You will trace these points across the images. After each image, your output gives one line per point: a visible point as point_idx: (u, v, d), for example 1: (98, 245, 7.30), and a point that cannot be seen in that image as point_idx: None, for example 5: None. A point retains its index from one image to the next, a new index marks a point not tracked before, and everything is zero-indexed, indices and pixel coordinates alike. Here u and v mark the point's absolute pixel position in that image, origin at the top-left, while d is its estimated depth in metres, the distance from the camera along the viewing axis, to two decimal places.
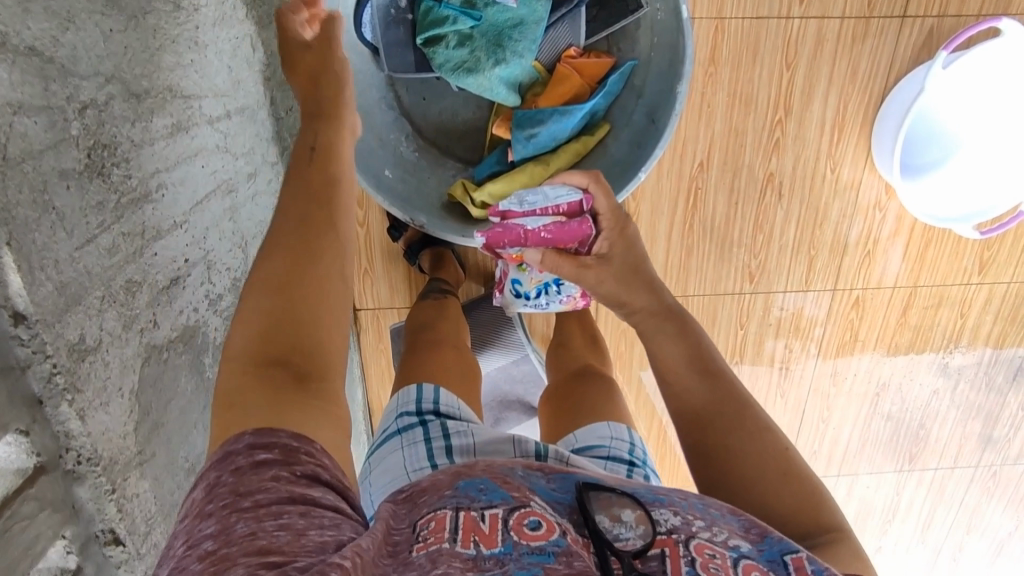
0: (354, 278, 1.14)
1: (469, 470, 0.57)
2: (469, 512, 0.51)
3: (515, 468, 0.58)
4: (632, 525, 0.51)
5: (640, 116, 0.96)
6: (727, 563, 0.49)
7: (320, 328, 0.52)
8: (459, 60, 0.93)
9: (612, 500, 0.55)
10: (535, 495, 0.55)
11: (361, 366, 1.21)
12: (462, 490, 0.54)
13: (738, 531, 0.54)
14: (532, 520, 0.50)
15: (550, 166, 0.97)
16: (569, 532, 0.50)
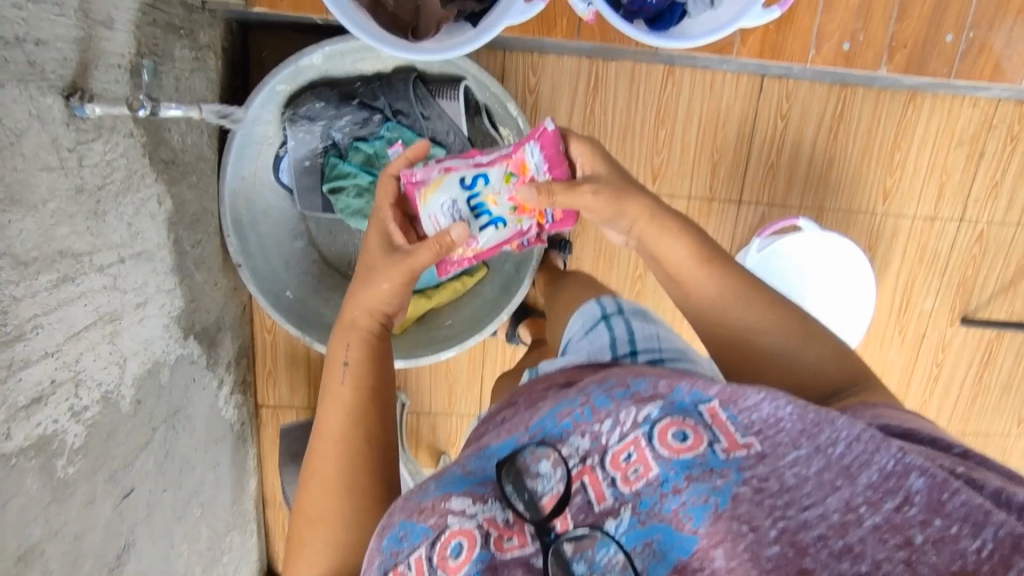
0: (259, 377, 1.28)
1: (383, 519, 0.51)
2: (395, 570, 0.47)
3: (426, 486, 0.52)
4: (547, 481, 0.51)
5: (509, 266, 1.15)
6: (644, 452, 0.51)
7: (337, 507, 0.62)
8: (357, 207, 1.11)
9: (527, 458, 0.52)
10: (452, 499, 0.50)
11: (257, 457, 1.31)
12: (384, 551, 0.47)
13: (644, 398, 0.54)
14: (454, 546, 0.47)
15: (432, 299, 1.15)
16: (491, 526, 0.48)
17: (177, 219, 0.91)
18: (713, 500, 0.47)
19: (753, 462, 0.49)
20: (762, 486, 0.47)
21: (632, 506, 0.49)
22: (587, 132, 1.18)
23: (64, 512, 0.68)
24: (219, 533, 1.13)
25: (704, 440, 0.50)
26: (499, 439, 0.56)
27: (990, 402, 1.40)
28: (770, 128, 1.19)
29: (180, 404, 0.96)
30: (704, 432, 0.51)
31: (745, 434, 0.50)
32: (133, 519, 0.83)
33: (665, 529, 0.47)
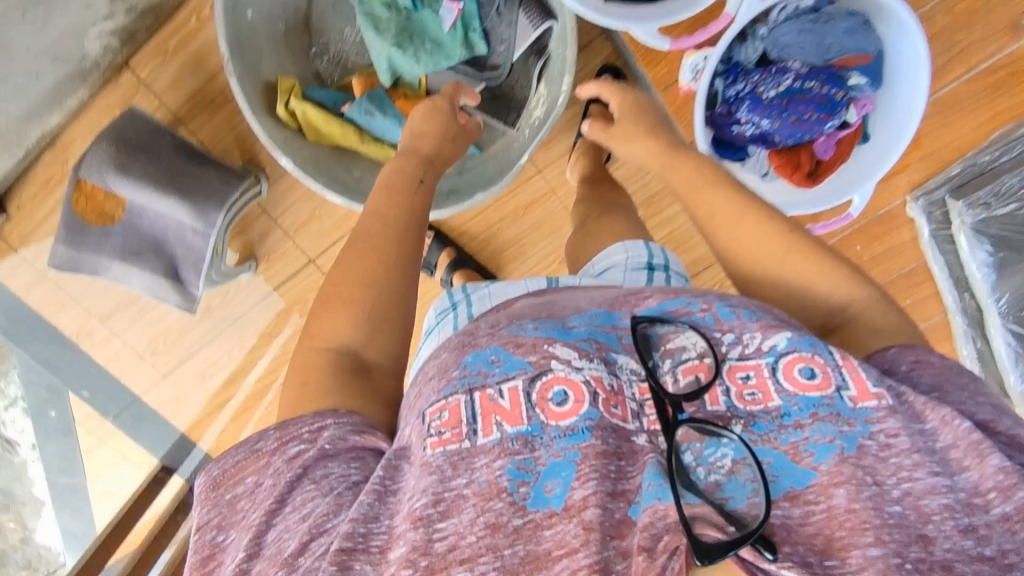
0: (149, 44, 1.08)
1: (463, 334, 0.65)
2: (486, 390, 0.57)
3: (524, 324, 0.62)
4: (681, 353, 0.60)
5: (445, 183, 1.12)
6: (764, 377, 0.57)
7: (379, 275, 0.72)
8: (376, 11, 1.01)
9: (659, 342, 0.61)
10: (557, 344, 0.59)
11: (78, 104, 1.12)
12: (470, 367, 0.59)
13: (772, 329, 0.60)
14: (558, 392, 0.56)
15: (362, 144, 1.08)
16: (596, 383, 0.56)
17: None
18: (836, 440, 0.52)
19: (881, 413, 0.54)
20: (888, 443, 0.53)
21: (745, 424, 0.55)
22: None
23: None
24: None
25: (835, 383, 0.56)
26: (603, 308, 0.65)
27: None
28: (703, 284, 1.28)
29: None
30: (827, 360, 0.57)
31: (877, 385, 0.56)
32: None
33: (779, 457, 0.53)
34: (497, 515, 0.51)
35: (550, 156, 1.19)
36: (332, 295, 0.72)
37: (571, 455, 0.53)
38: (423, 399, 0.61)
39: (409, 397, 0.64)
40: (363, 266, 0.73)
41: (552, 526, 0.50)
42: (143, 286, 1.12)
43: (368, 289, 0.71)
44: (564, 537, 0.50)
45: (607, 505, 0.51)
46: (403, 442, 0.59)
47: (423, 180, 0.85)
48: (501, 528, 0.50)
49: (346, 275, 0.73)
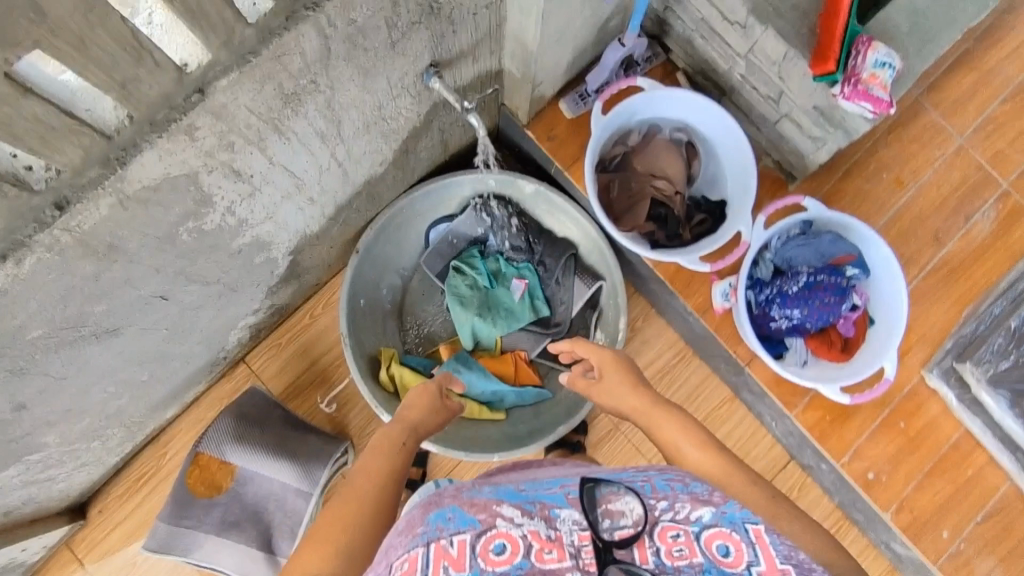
0: (267, 341, 1.29)
1: (435, 494, 0.65)
2: (438, 542, 0.57)
3: (477, 491, 0.64)
4: (619, 517, 0.60)
5: (524, 428, 1.26)
6: (689, 540, 0.58)
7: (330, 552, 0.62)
8: (460, 292, 1.28)
9: (603, 501, 0.63)
10: (501, 508, 0.61)
11: (192, 398, 1.25)
12: (430, 523, 0.59)
13: (699, 503, 0.64)
14: (497, 543, 0.57)
15: None
16: (534, 536, 0.58)
17: (369, 190, 1.09)
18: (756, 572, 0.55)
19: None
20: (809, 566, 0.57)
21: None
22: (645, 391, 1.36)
23: (143, 262, 0.75)
24: (116, 418, 1.07)
25: (746, 560, 0.57)
26: (554, 480, 0.68)
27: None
28: None
29: (237, 288, 1.02)
30: (741, 538, 0.59)
31: (784, 563, 0.57)
32: (138, 318, 0.85)
33: None
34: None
35: None
36: (305, 563, 0.61)
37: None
38: (389, 549, 0.59)
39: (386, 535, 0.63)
40: (331, 544, 0.62)
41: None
42: (230, 563, 1.11)
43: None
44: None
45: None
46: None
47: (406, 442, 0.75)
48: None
49: (328, 543, 0.62)
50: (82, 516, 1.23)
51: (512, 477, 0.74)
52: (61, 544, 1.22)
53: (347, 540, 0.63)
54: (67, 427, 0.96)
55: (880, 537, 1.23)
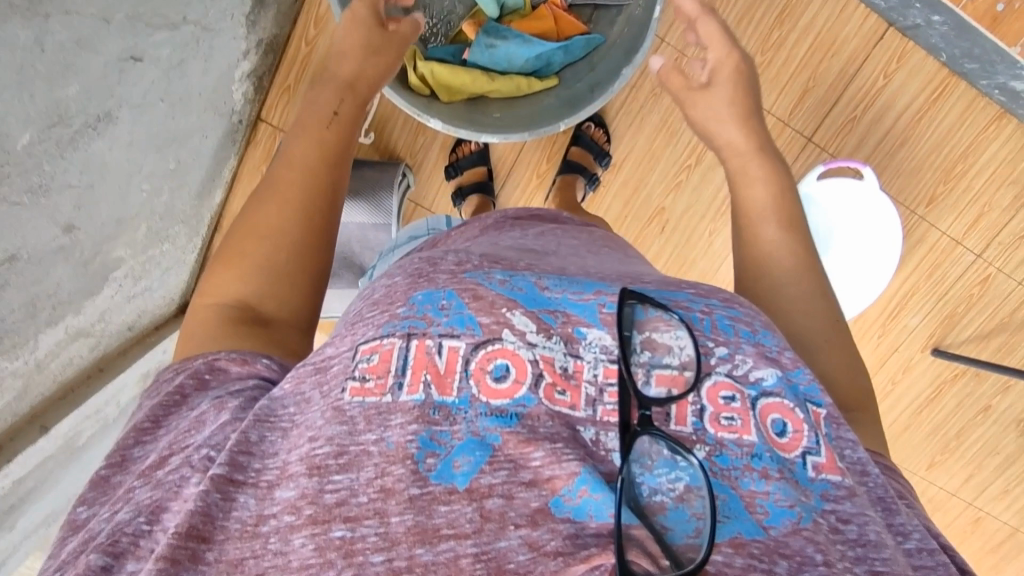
0: (274, 87, 1.12)
1: (433, 255, 0.52)
2: (422, 341, 0.45)
3: (493, 273, 0.48)
4: (664, 355, 0.45)
5: (583, 85, 1.10)
6: (746, 410, 0.44)
7: (264, 240, 0.59)
8: None
9: (646, 325, 0.46)
10: (514, 316, 0.45)
11: (232, 174, 1.17)
12: (417, 307, 0.47)
13: (767, 358, 0.47)
14: (498, 365, 0.44)
15: (492, 80, 1.08)
16: (546, 368, 0.44)
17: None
18: (794, 509, 0.41)
19: (840, 492, 0.43)
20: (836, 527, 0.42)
21: (708, 453, 0.42)
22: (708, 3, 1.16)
23: (80, 10, 0.57)
24: (169, 215, 1.00)
25: (803, 445, 0.44)
26: (586, 278, 0.50)
27: (936, 442, 1.42)
28: (869, 81, 1.19)
29: (212, 27, 0.83)
30: (805, 419, 0.45)
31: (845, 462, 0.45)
32: (124, 93, 0.69)
33: (733, 496, 0.41)
34: (395, 479, 0.40)
35: (664, 23, 1.16)
36: (235, 255, 0.59)
37: (491, 437, 0.41)
38: (361, 320, 0.48)
39: (359, 305, 0.52)
40: (258, 231, 0.60)
41: (524, 505, 0.40)
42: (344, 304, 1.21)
43: (262, 267, 0.59)
44: (458, 520, 0.39)
45: (521, 494, 0.40)
46: (326, 355, 0.47)
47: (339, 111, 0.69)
48: (395, 494, 0.40)
49: (259, 233, 0.60)
50: None
51: (514, 239, 0.58)
52: None
53: (279, 222, 0.60)
54: (131, 237, 0.91)
55: (995, 80, 1.14)
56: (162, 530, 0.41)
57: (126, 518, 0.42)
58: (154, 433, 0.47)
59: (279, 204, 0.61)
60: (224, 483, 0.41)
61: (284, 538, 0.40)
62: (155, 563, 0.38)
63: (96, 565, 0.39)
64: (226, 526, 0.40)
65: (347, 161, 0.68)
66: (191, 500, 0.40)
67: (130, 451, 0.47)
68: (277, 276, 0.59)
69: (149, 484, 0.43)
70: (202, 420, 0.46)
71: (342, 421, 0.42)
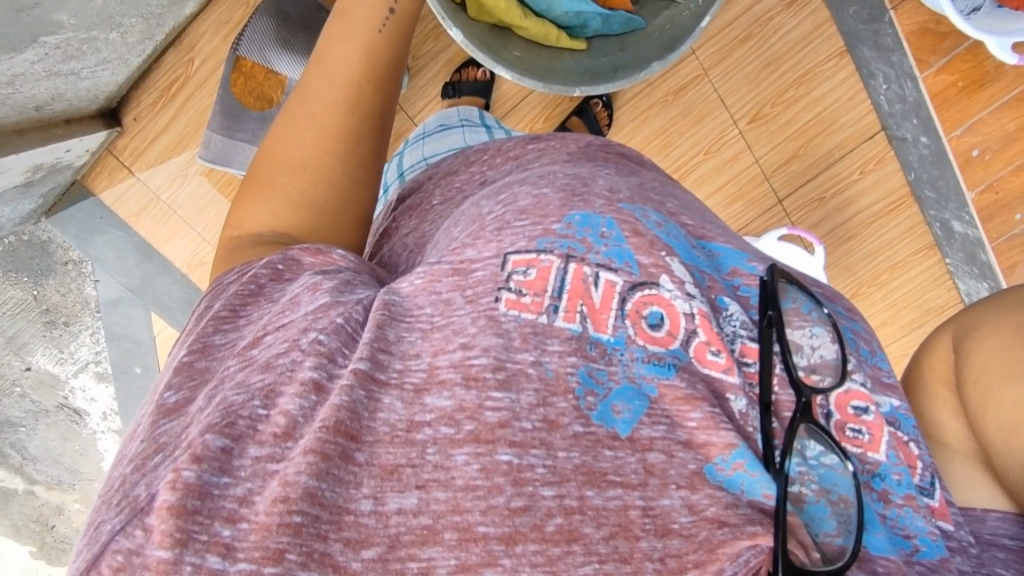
0: None
1: (581, 174, 0.48)
2: (580, 265, 0.43)
3: (649, 214, 0.46)
4: (797, 349, 0.45)
5: (608, 62, 1.07)
6: (880, 425, 0.45)
7: (294, 170, 0.55)
8: None
9: (788, 314, 0.47)
10: (675, 264, 0.44)
11: None
12: (575, 229, 0.44)
13: (890, 389, 0.48)
14: (653, 313, 0.43)
15: (523, 17, 1.05)
16: (703, 326, 0.43)
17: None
18: (913, 538, 0.43)
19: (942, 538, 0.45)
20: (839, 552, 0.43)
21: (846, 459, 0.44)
22: (744, 35, 1.17)
23: None
24: (132, 3, 0.87)
25: (917, 475, 0.46)
26: (727, 244, 0.50)
27: None
28: (847, 172, 1.25)
29: None
30: (918, 455, 0.46)
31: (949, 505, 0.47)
32: None
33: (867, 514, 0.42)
34: (558, 412, 0.39)
35: (702, 36, 1.18)
36: (264, 185, 0.56)
37: (647, 387, 0.41)
38: (502, 223, 0.45)
39: (496, 210, 0.47)
40: (287, 162, 0.56)
41: (683, 465, 0.40)
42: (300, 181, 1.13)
43: (292, 198, 0.55)
44: (624, 469, 0.39)
45: (680, 454, 0.40)
46: (467, 258, 0.44)
47: (384, 30, 0.61)
48: (560, 427, 0.39)
49: (290, 166, 0.55)
50: (117, 124, 1.14)
51: (629, 176, 0.52)
52: (102, 149, 1.16)
53: (307, 152, 0.56)
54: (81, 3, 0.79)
55: (941, 215, 1.23)
56: (281, 413, 0.37)
57: (240, 401, 0.37)
58: (236, 321, 0.43)
59: (309, 131, 0.56)
60: (367, 381, 0.38)
61: (445, 452, 0.37)
62: (307, 455, 0.35)
63: (215, 447, 0.35)
64: (374, 427, 0.37)
65: (392, 88, 0.61)
66: (334, 393, 0.37)
67: (211, 338, 0.42)
68: (309, 209, 0.55)
69: (254, 365, 0.39)
70: (296, 301, 0.42)
71: (497, 333, 0.41)
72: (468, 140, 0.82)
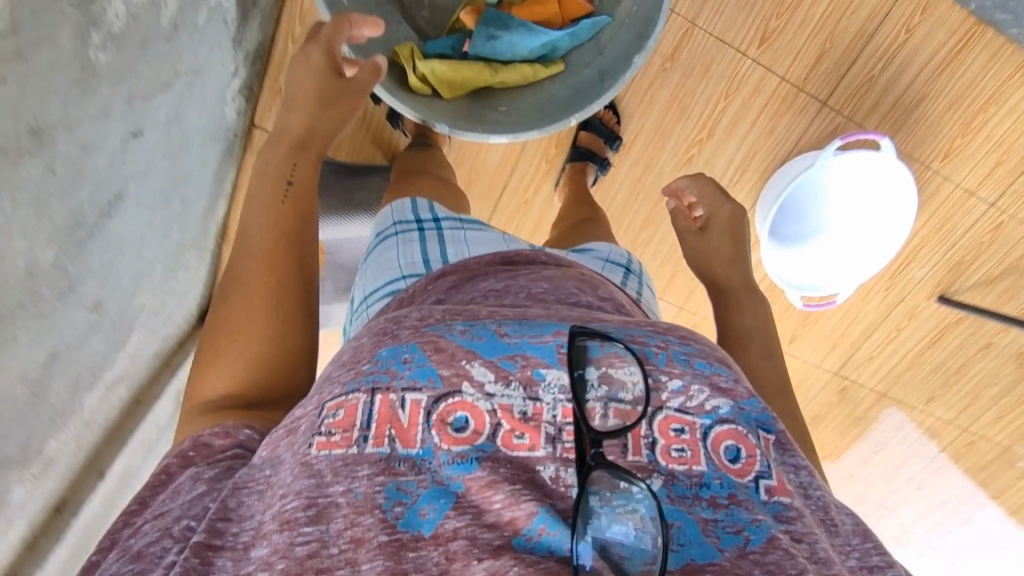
0: (264, 93, 1.03)
1: (397, 316, 0.55)
2: (389, 393, 0.48)
3: (454, 324, 0.52)
4: (620, 389, 0.50)
5: (592, 71, 1.03)
6: (695, 440, 0.49)
7: (232, 344, 0.66)
8: None
9: (601, 361, 0.51)
10: (474, 366, 0.49)
11: (232, 185, 1.10)
12: (381, 363, 0.50)
13: (719, 389, 0.52)
14: (458, 417, 0.47)
15: (497, 74, 1.02)
16: (505, 416, 0.48)
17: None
18: (743, 532, 0.45)
19: (792, 512, 0.47)
20: None
21: (664, 479, 0.47)
22: None
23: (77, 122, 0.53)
24: (182, 247, 0.97)
25: (755, 469, 0.49)
26: (548, 317, 0.54)
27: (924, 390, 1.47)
28: (888, 41, 1.12)
29: (205, 66, 0.78)
30: (756, 444, 0.50)
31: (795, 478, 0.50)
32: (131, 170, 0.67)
33: (690, 522, 0.45)
34: (365, 528, 0.42)
35: None
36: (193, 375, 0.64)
37: (454, 484, 0.45)
38: (332, 380, 0.52)
39: (338, 367, 0.54)
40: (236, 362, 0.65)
41: (488, 542, 0.42)
42: None
43: (240, 389, 0.63)
44: (425, 564, 0.41)
45: (483, 535, 0.43)
46: (296, 416, 0.51)
47: (285, 204, 0.74)
48: (366, 542, 0.42)
49: (228, 333, 0.66)
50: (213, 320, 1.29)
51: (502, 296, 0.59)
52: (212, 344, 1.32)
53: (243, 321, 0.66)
54: (149, 280, 0.89)
55: None
56: None
57: None
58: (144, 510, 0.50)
59: (243, 306, 0.67)
60: (202, 548, 0.44)
61: None
62: None
63: None
64: None
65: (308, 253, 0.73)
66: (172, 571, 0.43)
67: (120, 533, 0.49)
68: (252, 364, 0.65)
69: (128, 555, 0.46)
70: (179, 491, 0.50)
71: (311, 474, 0.45)
72: (405, 270, 0.69)
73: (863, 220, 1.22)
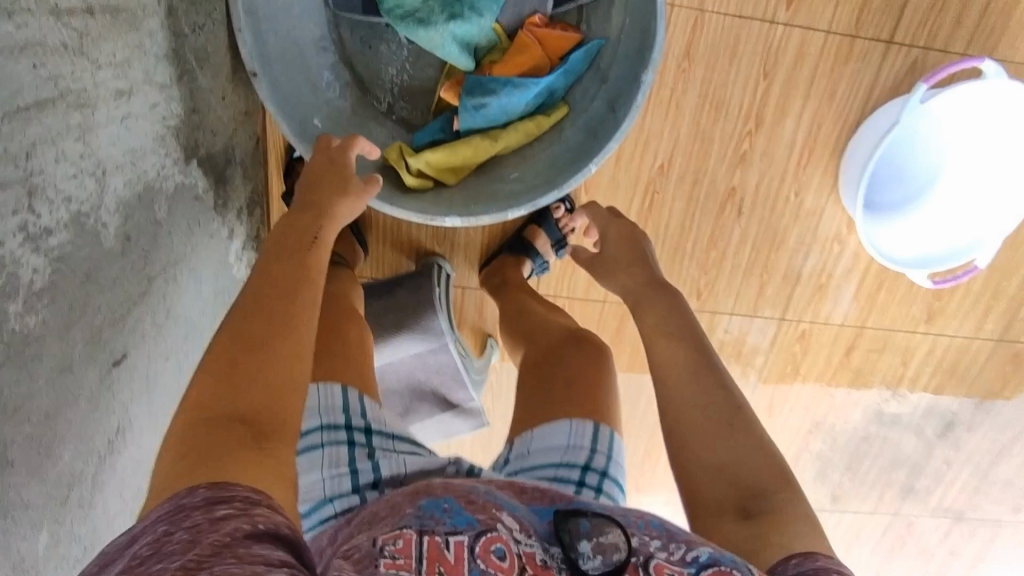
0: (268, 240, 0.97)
1: (415, 489, 0.52)
2: (433, 535, 0.47)
3: (480, 485, 0.53)
4: (613, 552, 0.48)
5: (600, 104, 0.89)
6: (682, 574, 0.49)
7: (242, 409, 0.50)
8: (410, 9, 0.85)
9: (592, 531, 0.50)
10: (502, 513, 0.50)
11: None
12: (425, 512, 0.49)
13: (694, 539, 0.52)
14: (497, 546, 0.47)
15: (497, 143, 0.90)
16: (529, 560, 0.48)
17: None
18: None
19: None
20: None
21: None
22: None
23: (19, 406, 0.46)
24: None
25: None
26: (547, 498, 0.54)
27: None
28: None
29: (181, 255, 0.71)
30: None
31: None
32: (121, 404, 0.60)
33: None
34: None
35: None
36: (194, 423, 0.49)
37: None
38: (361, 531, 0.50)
39: (348, 530, 0.51)
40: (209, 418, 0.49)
41: None
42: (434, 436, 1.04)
43: (232, 435, 0.48)
44: None
45: None
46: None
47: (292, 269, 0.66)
48: None
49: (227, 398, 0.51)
50: None
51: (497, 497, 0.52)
52: None
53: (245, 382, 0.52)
54: None
55: None
56: None
57: None
58: None
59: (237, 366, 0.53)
60: None
61: None
62: None
63: None
64: None
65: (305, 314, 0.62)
66: None
67: None
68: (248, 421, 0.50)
69: None
70: None
71: None
72: (331, 493, 0.58)
73: (980, 169, 1.00)
